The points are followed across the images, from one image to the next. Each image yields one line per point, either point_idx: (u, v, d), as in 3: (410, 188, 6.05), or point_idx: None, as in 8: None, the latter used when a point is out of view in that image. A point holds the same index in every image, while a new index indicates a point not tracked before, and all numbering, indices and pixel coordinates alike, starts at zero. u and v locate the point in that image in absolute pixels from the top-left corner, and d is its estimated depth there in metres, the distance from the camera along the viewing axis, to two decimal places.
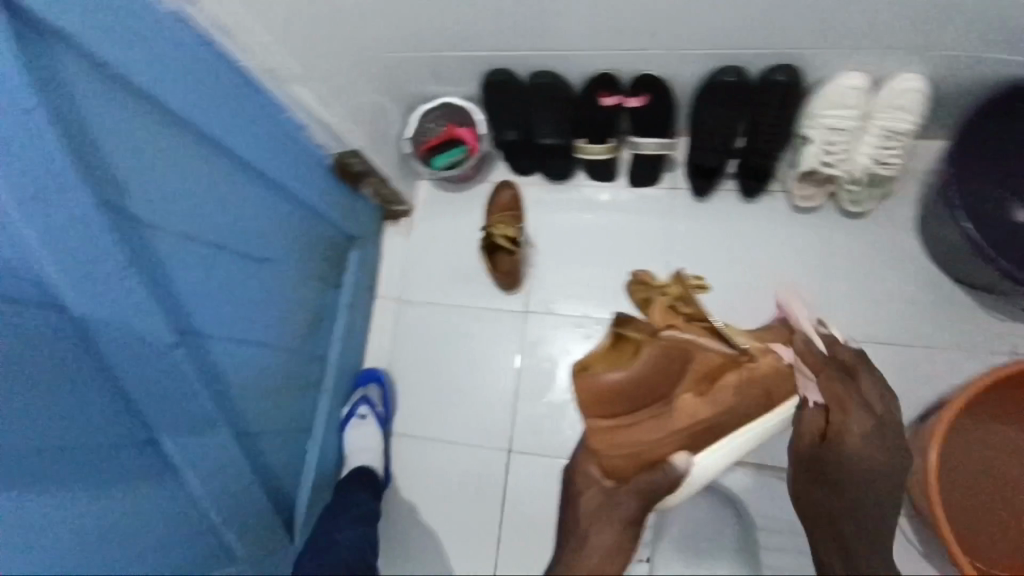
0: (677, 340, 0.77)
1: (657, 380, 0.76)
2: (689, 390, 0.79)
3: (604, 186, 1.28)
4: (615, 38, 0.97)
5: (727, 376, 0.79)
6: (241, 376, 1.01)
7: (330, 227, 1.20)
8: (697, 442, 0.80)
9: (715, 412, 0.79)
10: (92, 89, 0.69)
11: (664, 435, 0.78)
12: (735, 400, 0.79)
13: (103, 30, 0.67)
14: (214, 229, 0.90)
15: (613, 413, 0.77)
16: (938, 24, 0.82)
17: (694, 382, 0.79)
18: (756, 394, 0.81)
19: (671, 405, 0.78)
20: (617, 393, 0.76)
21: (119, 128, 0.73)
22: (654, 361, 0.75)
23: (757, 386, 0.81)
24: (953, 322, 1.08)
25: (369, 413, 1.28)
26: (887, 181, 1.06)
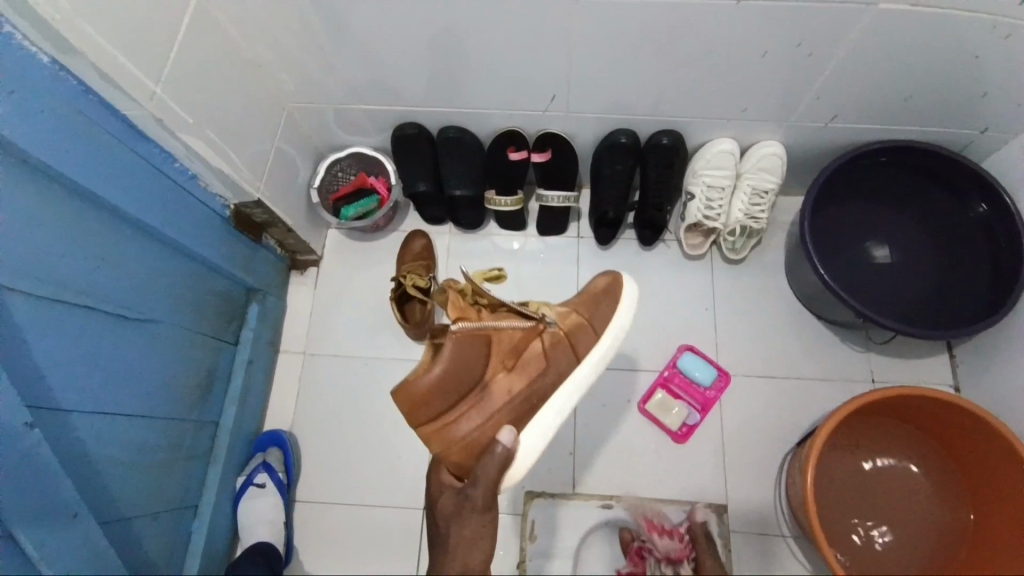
0: (475, 329, 0.81)
1: (468, 367, 0.81)
2: (498, 370, 0.85)
3: (514, 235, 1.33)
4: (517, 96, 1.05)
5: (532, 344, 0.87)
6: (119, 454, 0.90)
7: (226, 279, 1.12)
8: (520, 414, 0.85)
9: (526, 381, 0.86)
10: None
11: (484, 418, 0.83)
12: (544, 364, 0.86)
13: None
14: (82, 289, 0.80)
15: (431, 413, 0.81)
16: (784, 96, 0.99)
17: (501, 360, 0.85)
18: (563, 355, 0.87)
19: (486, 389, 0.84)
20: (438, 390, 0.79)
21: None
22: (461, 354, 0.79)
23: (561, 347, 0.87)
24: (820, 354, 1.23)
25: (268, 481, 1.16)
26: (758, 233, 1.21)
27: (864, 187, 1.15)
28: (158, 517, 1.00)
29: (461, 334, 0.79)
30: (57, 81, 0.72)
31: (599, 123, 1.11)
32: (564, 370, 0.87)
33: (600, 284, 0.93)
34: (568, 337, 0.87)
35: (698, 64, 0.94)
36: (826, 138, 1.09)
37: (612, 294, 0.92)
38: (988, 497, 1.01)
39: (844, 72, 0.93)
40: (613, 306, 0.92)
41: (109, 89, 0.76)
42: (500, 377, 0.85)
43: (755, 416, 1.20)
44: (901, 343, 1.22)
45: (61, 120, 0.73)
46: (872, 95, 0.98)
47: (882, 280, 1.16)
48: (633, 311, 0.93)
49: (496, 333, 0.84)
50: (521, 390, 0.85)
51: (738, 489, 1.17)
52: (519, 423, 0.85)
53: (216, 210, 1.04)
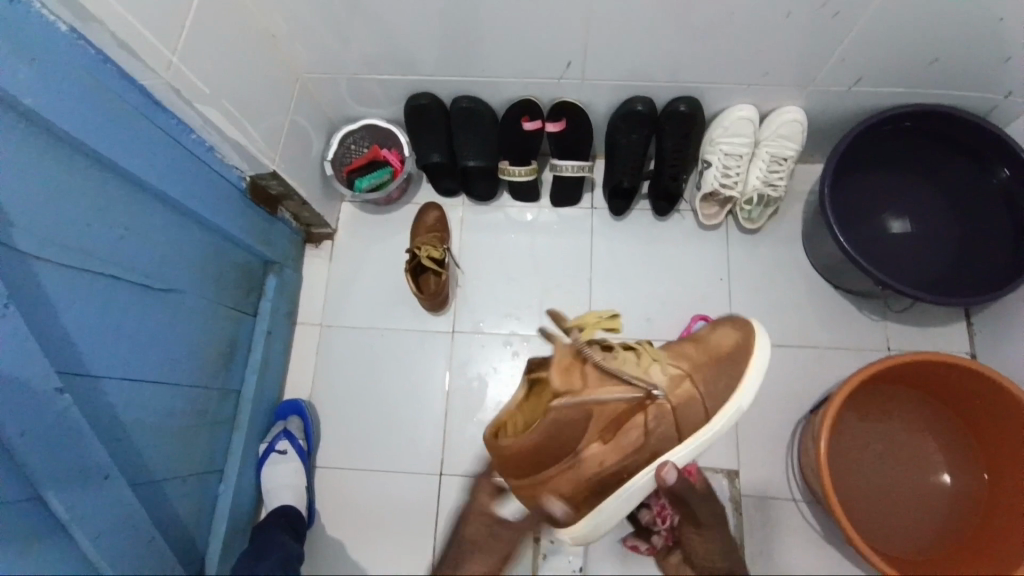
0: (579, 405, 0.77)
1: (564, 439, 0.80)
2: (594, 438, 0.82)
3: (528, 207, 1.33)
4: (531, 63, 1.04)
5: (631, 416, 0.82)
6: (144, 420, 0.92)
7: (244, 251, 1.13)
8: (607, 483, 0.85)
9: (621, 456, 0.83)
10: None
11: (574, 484, 0.84)
12: (643, 440, 0.82)
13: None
14: (104, 258, 0.81)
15: (524, 473, 0.83)
16: (809, 59, 0.97)
17: (599, 430, 0.82)
18: (663, 431, 0.82)
19: (579, 458, 0.82)
20: (532, 457, 0.80)
21: (14, 155, 0.67)
22: (559, 429, 0.78)
23: (662, 421, 0.82)
24: (835, 324, 1.22)
25: (289, 448, 1.20)
26: (776, 202, 1.20)
27: (887, 156, 1.13)
28: (185, 481, 1.04)
29: (561, 412, 0.76)
30: (78, 51, 0.72)
31: (616, 90, 1.09)
32: (659, 448, 0.83)
33: (724, 346, 0.85)
34: (673, 413, 0.82)
35: (716, 29, 0.92)
36: (846, 104, 1.07)
37: (736, 357, 0.84)
38: (1003, 461, 1.01)
39: (869, 34, 0.90)
40: (733, 376, 0.83)
41: (126, 59, 0.76)
42: (594, 446, 0.83)
43: (768, 386, 1.21)
44: (916, 312, 1.21)
45: (80, 90, 0.73)
46: (896, 60, 0.95)
47: (905, 251, 1.15)
48: (758, 383, 0.83)
49: (598, 407, 0.79)
50: (614, 464, 0.83)
51: (751, 458, 1.18)
52: (605, 492, 0.86)
53: (232, 183, 1.04)
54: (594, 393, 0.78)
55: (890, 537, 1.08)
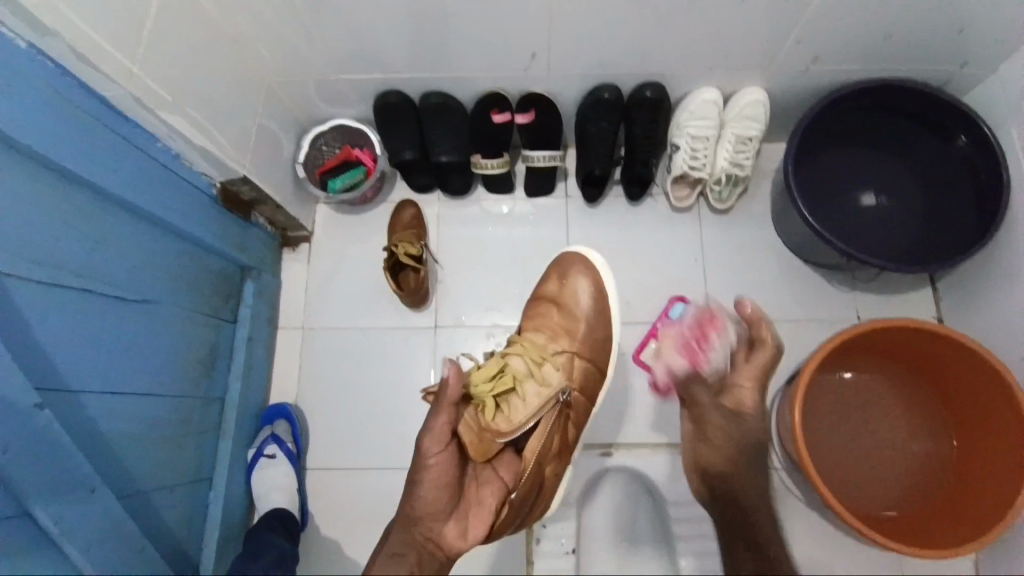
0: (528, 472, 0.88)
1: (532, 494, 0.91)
2: (551, 468, 0.95)
3: (503, 199, 1.34)
4: (497, 56, 1.04)
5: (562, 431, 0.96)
6: (128, 433, 0.92)
7: (219, 258, 1.12)
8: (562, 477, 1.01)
9: (564, 458, 0.99)
10: None
11: (544, 504, 0.99)
12: (572, 431, 0.99)
13: None
14: (77, 272, 0.80)
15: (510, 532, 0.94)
16: (769, 40, 0.99)
17: (551, 460, 0.94)
18: (582, 409, 1.01)
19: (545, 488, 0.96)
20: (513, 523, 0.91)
21: None
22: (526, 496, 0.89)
23: (576, 402, 0.99)
24: (808, 298, 1.26)
25: (278, 452, 1.20)
26: (744, 181, 1.22)
27: (849, 132, 1.16)
28: (174, 491, 1.04)
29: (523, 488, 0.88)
30: (38, 66, 0.72)
31: (582, 79, 1.10)
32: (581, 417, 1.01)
33: (581, 299, 1.05)
34: (579, 389, 1.00)
35: (678, 13, 0.93)
36: (808, 83, 1.10)
37: (597, 308, 1.04)
38: (974, 423, 1.05)
39: (826, 12, 0.92)
40: (602, 326, 1.04)
41: (87, 71, 0.75)
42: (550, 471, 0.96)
43: None
44: (884, 282, 1.25)
45: (40, 101, 0.72)
46: (852, 37, 0.98)
47: (873, 224, 1.18)
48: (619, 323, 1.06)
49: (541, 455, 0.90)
50: (563, 467, 0.99)
51: None
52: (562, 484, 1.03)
53: (202, 189, 1.03)
54: (531, 453, 0.89)
55: (866, 503, 1.12)
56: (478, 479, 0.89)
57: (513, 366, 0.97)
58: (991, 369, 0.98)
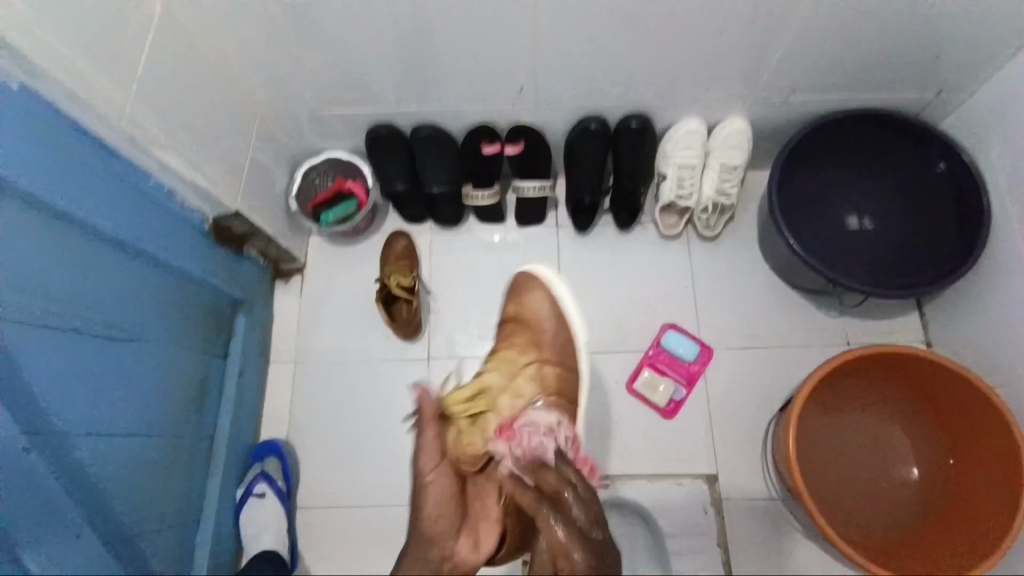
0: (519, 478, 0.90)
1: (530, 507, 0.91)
2: None
3: (494, 228, 1.35)
4: (487, 91, 1.07)
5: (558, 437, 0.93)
6: (116, 473, 0.90)
7: (211, 292, 1.12)
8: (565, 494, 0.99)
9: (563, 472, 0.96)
10: None
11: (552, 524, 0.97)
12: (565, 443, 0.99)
13: None
14: (67, 311, 0.80)
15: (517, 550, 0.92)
16: (750, 72, 1.02)
17: None
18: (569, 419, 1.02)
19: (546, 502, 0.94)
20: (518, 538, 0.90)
21: None
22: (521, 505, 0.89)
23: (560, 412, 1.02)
24: (799, 321, 1.26)
25: (268, 490, 1.18)
26: (730, 209, 1.24)
27: (834, 158, 1.18)
28: (162, 531, 1.01)
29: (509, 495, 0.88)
30: (35, 108, 0.73)
31: (571, 112, 1.13)
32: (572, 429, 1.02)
33: (537, 309, 1.07)
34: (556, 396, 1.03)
35: (660, 47, 0.96)
36: (790, 111, 1.13)
37: (551, 312, 1.07)
38: (970, 445, 1.05)
39: (803, 45, 0.96)
40: (563, 329, 1.07)
41: (83, 112, 0.77)
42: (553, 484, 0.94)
43: (740, 387, 1.24)
44: (873, 305, 1.26)
45: (36, 143, 0.73)
46: (830, 69, 1.01)
47: (863, 248, 1.19)
48: (579, 320, 1.09)
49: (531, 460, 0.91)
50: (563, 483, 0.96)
51: (729, 459, 1.21)
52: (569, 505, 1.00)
53: (195, 225, 1.04)
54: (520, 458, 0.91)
55: (865, 528, 1.11)
56: (479, 494, 0.91)
57: (489, 381, 1.02)
58: (983, 390, 0.98)
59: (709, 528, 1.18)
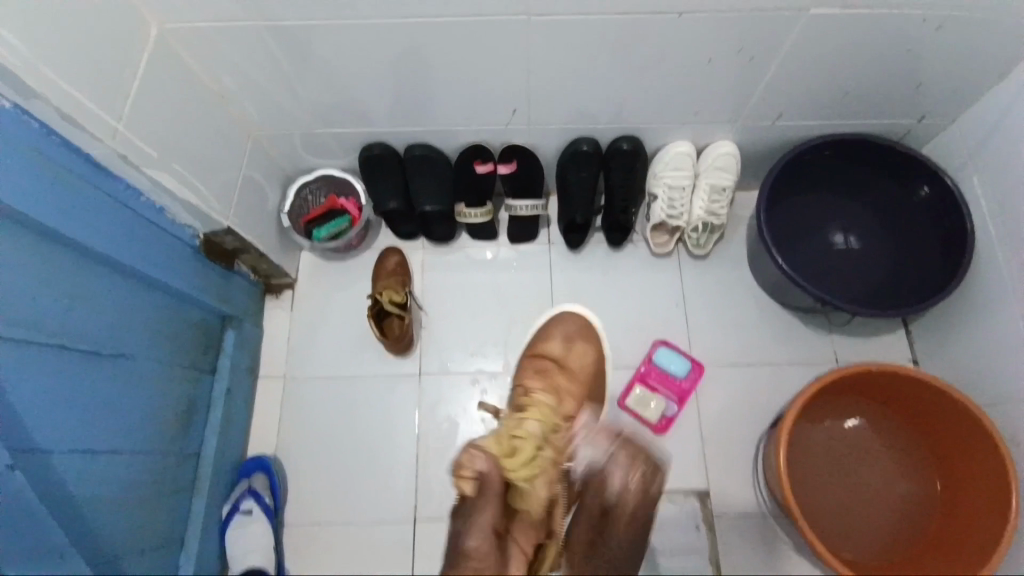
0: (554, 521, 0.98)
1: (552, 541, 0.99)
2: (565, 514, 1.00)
3: (486, 245, 1.36)
4: (479, 112, 1.08)
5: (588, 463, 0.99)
6: (100, 495, 0.88)
7: (200, 309, 1.11)
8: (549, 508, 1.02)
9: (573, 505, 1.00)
10: None
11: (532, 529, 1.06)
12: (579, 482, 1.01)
13: None
14: (52, 330, 0.79)
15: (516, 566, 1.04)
16: (737, 97, 1.04)
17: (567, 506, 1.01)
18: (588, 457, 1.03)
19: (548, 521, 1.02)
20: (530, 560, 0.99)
21: None
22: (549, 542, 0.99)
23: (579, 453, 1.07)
24: (788, 339, 1.28)
25: (255, 507, 1.16)
26: (720, 228, 1.26)
27: (821, 179, 1.21)
28: (144, 555, 0.99)
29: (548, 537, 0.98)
30: (23, 126, 0.72)
31: (562, 132, 1.14)
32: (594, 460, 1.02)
33: (584, 365, 1.16)
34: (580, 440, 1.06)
35: (650, 71, 0.98)
36: (777, 135, 1.15)
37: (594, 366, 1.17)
38: (959, 466, 1.06)
39: (788, 72, 0.98)
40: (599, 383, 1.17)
41: (73, 131, 0.76)
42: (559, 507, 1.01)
43: (730, 405, 1.25)
44: (860, 323, 1.28)
45: (24, 163, 0.72)
46: (815, 95, 1.04)
47: (846, 267, 1.22)
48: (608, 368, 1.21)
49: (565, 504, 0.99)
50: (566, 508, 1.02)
51: (720, 478, 1.21)
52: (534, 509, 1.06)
53: (185, 242, 1.03)
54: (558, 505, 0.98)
55: (852, 544, 1.11)
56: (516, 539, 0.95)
57: (533, 431, 0.97)
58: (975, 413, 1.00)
59: (699, 547, 1.18)
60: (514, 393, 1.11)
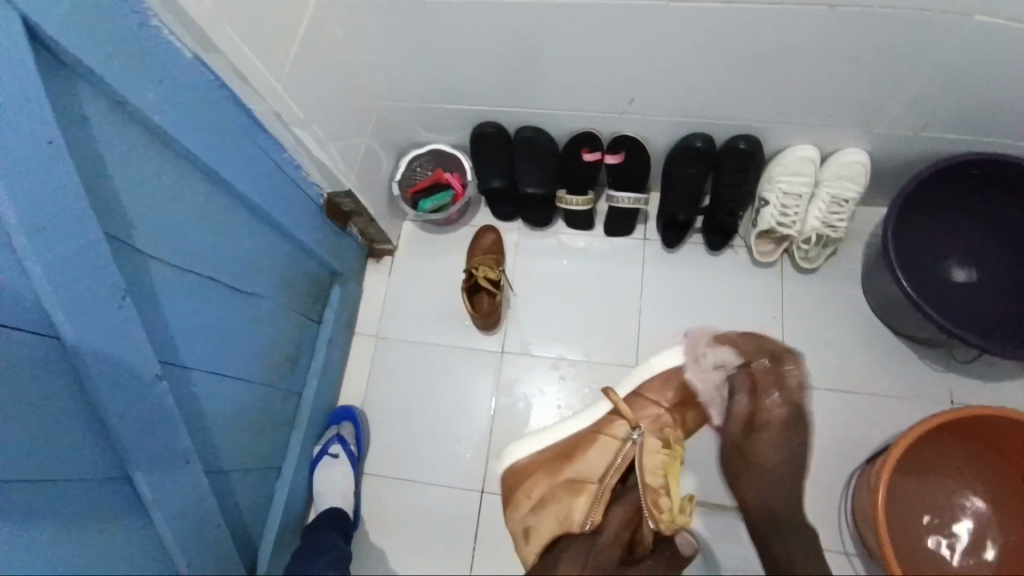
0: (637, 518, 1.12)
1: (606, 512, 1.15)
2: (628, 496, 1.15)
3: (581, 234, 1.36)
4: (599, 99, 1.08)
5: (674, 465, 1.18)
6: (221, 412, 0.99)
7: (316, 262, 1.21)
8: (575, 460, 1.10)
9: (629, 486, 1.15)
10: (122, 132, 0.73)
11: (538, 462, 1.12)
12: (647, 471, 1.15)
13: (137, 82, 0.72)
14: (203, 260, 0.89)
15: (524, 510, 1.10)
16: (880, 102, 0.97)
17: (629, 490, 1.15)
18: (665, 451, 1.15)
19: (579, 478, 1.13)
20: None
21: (138, 164, 0.76)
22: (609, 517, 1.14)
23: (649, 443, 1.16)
24: (895, 370, 1.19)
25: (341, 452, 1.26)
26: (835, 242, 1.20)
27: (949, 205, 1.11)
28: (249, 474, 1.10)
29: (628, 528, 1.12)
30: (200, 77, 0.80)
31: (676, 127, 1.12)
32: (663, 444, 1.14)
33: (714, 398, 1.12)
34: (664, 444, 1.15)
35: (783, 70, 0.94)
36: (915, 148, 1.06)
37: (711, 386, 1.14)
38: None
39: (943, 79, 0.90)
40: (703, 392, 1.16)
41: (241, 86, 0.84)
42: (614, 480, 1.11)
43: (820, 430, 1.18)
44: (986, 363, 1.17)
45: (201, 111, 0.82)
46: (967, 107, 0.95)
47: (975, 300, 1.12)
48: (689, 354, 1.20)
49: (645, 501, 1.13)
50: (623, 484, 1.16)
51: (800, 504, 1.15)
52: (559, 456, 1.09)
53: (311, 198, 1.12)
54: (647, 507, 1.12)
55: None
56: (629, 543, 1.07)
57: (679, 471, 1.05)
58: None
59: None
60: (652, 415, 1.09)
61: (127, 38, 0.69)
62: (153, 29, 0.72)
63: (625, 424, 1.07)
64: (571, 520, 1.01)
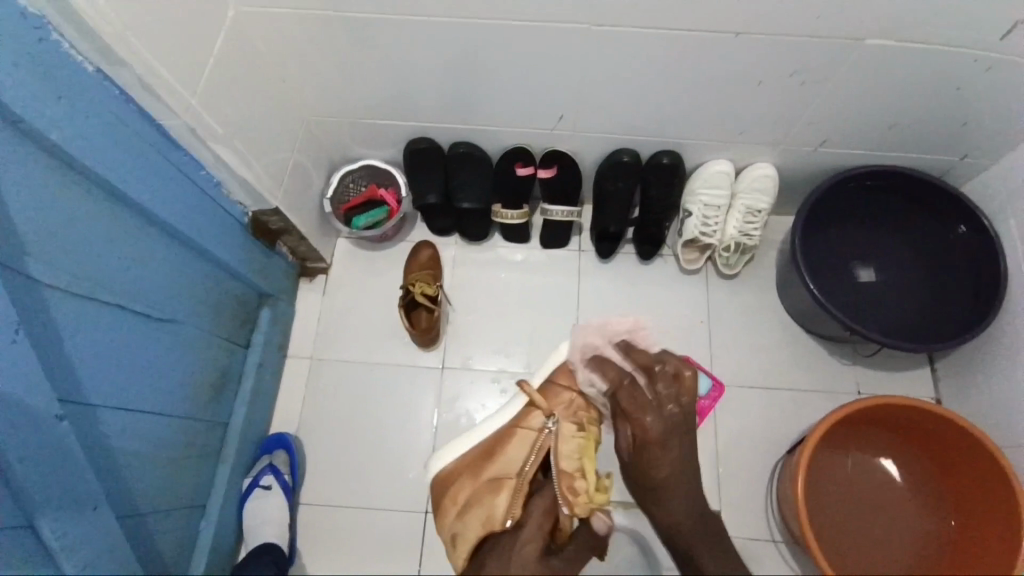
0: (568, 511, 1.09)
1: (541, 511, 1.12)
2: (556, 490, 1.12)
3: (518, 247, 1.38)
4: (528, 115, 1.11)
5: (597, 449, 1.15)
6: (136, 450, 0.92)
7: (242, 283, 1.15)
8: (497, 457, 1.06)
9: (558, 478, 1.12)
10: (20, 152, 0.67)
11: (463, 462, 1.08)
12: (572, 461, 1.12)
13: (36, 98, 0.67)
14: (111, 287, 0.83)
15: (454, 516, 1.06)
16: (784, 119, 1.05)
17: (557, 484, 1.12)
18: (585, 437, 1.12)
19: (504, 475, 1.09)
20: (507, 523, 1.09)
21: (38, 187, 0.70)
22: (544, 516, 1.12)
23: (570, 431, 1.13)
24: (811, 366, 1.28)
25: (274, 483, 1.20)
26: (752, 249, 1.27)
27: (851, 213, 1.21)
28: (170, 514, 1.03)
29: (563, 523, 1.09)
30: (106, 92, 0.76)
31: (604, 143, 1.17)
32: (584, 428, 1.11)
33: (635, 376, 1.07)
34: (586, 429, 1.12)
35: (697, 90, 1.00)
36: (817, 161, 1.16)
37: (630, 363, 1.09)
38: (975, 503, 1.05)
39: (836, 99, 0.99)
40: None
41: (151, 101, 0.80)
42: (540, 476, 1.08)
43: (748, 427, 1.25)
44: (887, 356, 1.28)
45: (108, 128, 0.77)
46: (858, 124, 1.05)
47: (882, 298, 1.22)
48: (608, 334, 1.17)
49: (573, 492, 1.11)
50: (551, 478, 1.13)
51: (733, 498, 1.21)
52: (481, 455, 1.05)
53: (235, 217, 1.07)
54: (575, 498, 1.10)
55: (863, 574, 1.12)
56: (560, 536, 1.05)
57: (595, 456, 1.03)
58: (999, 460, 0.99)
59: None
60: (567, 401, 1.06)
61: (25, 50, 0.65)
62: (51, 42, 0.68)
63: (540, 414, 1.04)
64: (493, 520, 0.98)
